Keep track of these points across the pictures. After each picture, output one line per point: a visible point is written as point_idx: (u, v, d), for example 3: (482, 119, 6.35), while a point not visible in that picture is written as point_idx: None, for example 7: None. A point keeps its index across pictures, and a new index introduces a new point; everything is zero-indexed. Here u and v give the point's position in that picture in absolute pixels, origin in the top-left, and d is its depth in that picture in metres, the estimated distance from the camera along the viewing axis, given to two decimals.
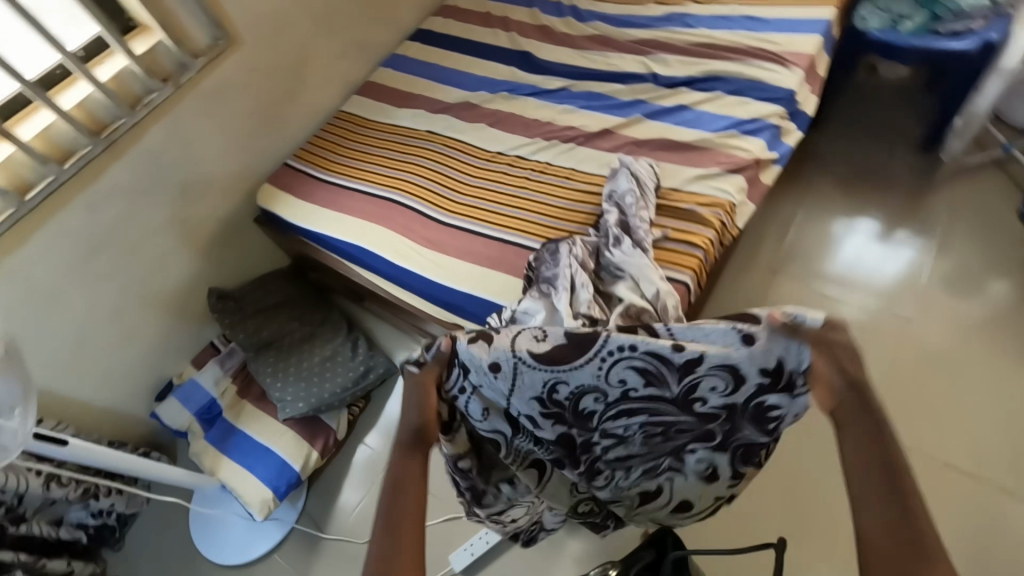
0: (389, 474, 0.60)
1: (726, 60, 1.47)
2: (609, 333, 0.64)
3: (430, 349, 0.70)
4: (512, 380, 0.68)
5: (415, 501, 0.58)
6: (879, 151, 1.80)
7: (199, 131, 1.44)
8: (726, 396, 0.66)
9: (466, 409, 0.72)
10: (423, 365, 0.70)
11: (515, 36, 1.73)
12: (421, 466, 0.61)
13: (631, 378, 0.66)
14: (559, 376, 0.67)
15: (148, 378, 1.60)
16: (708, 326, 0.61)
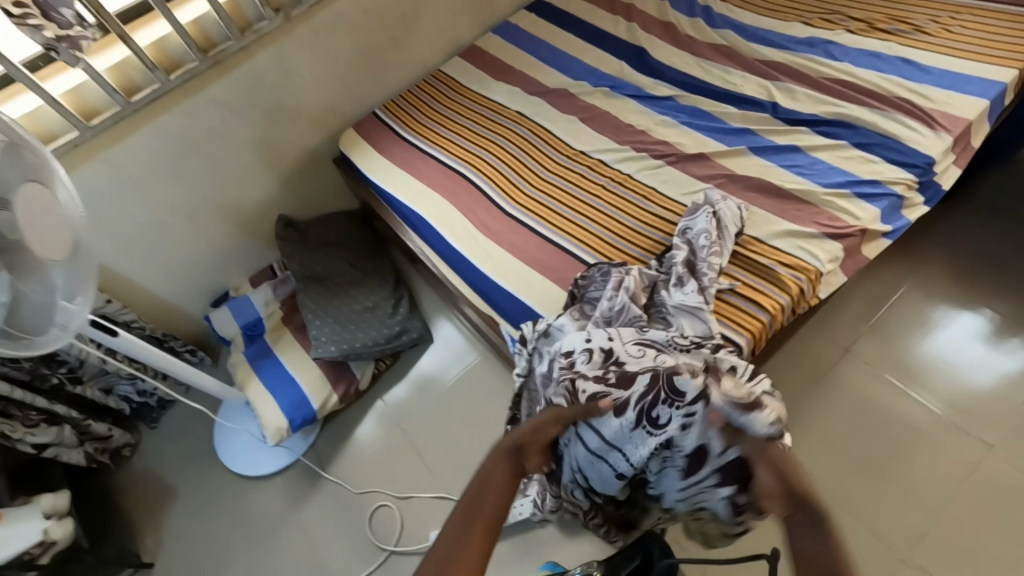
0: (479, 472, 0.74)
1: (863, 105, 1.29)
2: (671, 253, 1.11)
3: (593, 267, 1.14)
4: (616, 281, 1.07)
5: (483, 526, 0.68)
6: (1016, 246, 1.55)
7: (302, 64, 1.46)
8: (691, 305, 1.02)
9: (591, 294, 1.10)
10: (585, 275, 1.13)
11: (635, 28, 1.60)
12: (507, 475, 0.73)
13: (675, 299, 1.04)
14: (655, 281, 1.08)
15: (208, 284, 1.71)
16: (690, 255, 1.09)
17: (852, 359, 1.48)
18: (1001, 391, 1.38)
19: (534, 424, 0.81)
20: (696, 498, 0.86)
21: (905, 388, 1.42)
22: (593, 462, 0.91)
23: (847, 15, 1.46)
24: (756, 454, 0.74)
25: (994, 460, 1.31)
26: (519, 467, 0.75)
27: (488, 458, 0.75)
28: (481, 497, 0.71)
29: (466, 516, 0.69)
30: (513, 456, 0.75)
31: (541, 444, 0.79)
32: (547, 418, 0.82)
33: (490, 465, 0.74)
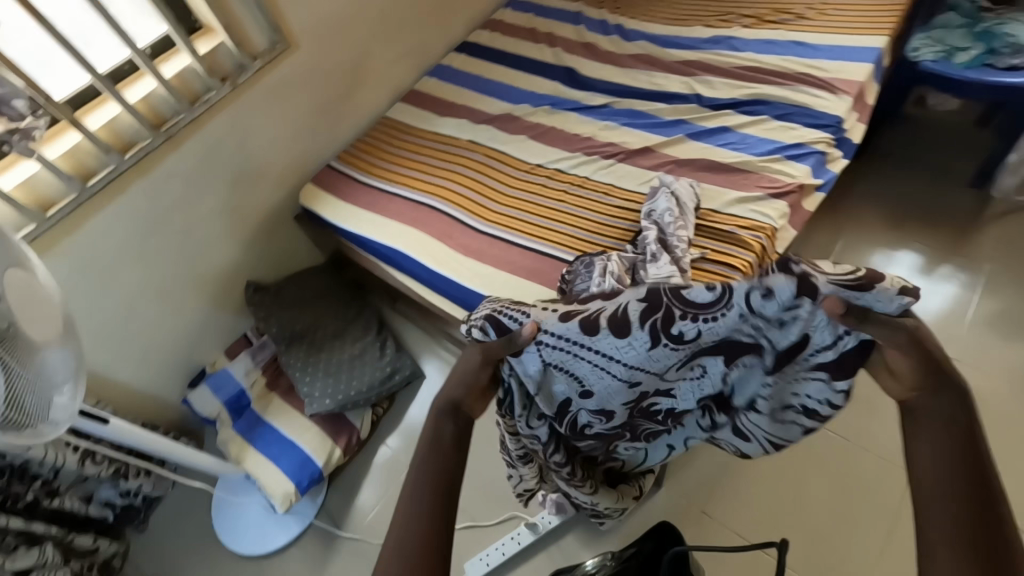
0: (422, 437, 0.64)
1: (772, 84, 1.46)
2: (645, 232, 1.19)
3: (578, 260, 1.20)
4: (598, 267, 1.13)
5: (430, 500, 0.59)
6: (923, 184, 1.77)
7: (253, 127, 1.50)
8: (669, 278, 1.08)
9: (579, 286, 1.14)
10: (571, 270, 1.20)
11: (560, 52, 1.75)
12: (452, 435, 0.64)
13: (655, 273, 1.09)
14: (636, 261, 1.15)
15: (183, 364, 1.66)
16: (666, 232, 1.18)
17: None
18: (945, 310, 1.54)
19: (459, 378, 0.69)
20: (783, 392, 0.69)
21: None
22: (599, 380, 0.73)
23: (739, 14, 1.67)
24: (889, 340, 0.55)
25: (957, 371, 1.45)
26: (459, 424, 0.65)
27: (422, 431, 0.64)
28: (425, 466, 0.61)
29: (414, 492, 0.60)
30: (450, 415, 0.65)
31: (477, 395, 0.69)
32: (471, 355, 0.71)
33: (428, 432, 0.64)
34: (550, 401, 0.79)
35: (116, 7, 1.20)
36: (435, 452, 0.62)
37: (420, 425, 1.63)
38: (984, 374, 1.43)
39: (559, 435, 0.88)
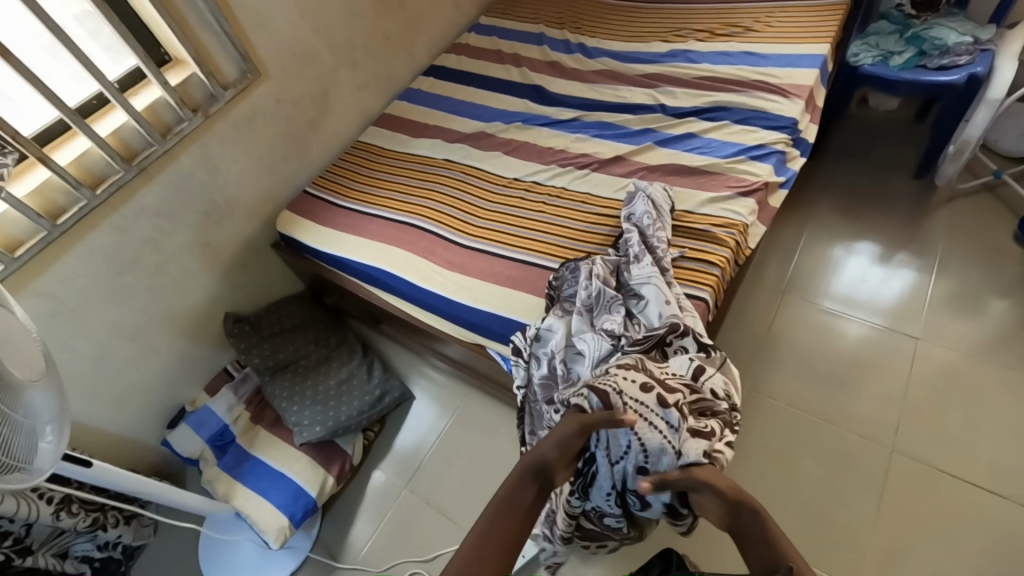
0: (501, 491, 0.70)
1: (729, 92, 1.55)
2: (627, 233, 1.22)
3: (565, 265, 1.22)
4: (585, 271, 1.15)
5: (498, 549, 0.63)
6: (874, 178, 1.88)
7: (226, 158, 1.50)
8: (648, 275, 1.11)
9: (569, 293, 1.17)
10: (558, 275, 1.21)
11: (526, 70, 1.82)
12: (531, 494, 0.70)
13: (637, 276, 1.12)
14: (620, 263, 1.18)
15: (162, 403, 1.60)
16: (649, 233, 1.22)
17: (788, 301, 1.69)
18: (906, 294, 1.63)
19: (555, 439, 0.76)
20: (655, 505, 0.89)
21: (836, 312, 1.64)
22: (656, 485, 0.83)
23: (691, 29, 1.77)
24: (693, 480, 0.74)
25: (923, 349, 1.53)
26: (539, 486, 0.72)
27: (505, 483, 0.72)
28: (503, 515, 0.67)
29: (481, 537, 0.65)
30: (531, 477, 0.73)
31: (563, 459, 0.75)
32: (568, 426, 0.76)
33: (508, 487, 0.70)
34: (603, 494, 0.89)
35: (82, 43, 1.19)
36: (513, 505, 0.68)
37: (411, 450, 1.61)
38: (948, 351, 1.52)
39: (596, 517, 0.97)
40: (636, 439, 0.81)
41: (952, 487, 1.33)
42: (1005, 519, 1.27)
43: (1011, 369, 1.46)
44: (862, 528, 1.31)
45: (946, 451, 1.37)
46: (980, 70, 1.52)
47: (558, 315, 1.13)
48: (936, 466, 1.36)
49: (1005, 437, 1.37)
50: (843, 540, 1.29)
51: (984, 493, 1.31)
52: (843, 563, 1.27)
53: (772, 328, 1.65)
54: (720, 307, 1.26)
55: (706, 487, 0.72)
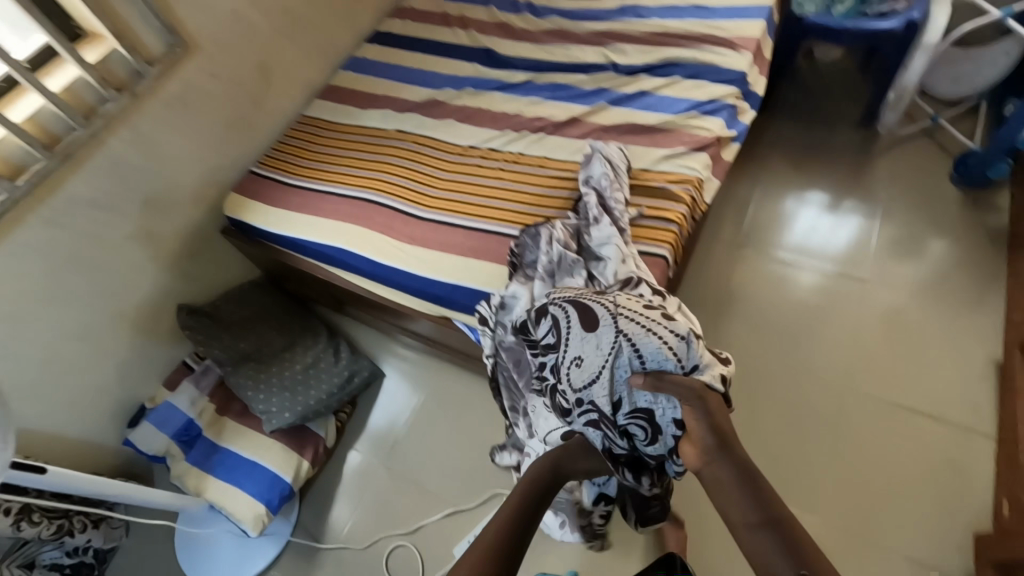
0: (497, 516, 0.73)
1: (680, 47, 1.54)
2: (586, 198, 1.21)
3: (527, 229, 1.21)
4: (545, 235, 1.15)
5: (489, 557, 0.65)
6: (823, 129, 1.93)
7: (162, 140, 1.40)
8: (610, 240, 1.11)
9: (530, 258, 1.17)
10: (519, 243, 1.20)
11: (474, 33, 1.75)
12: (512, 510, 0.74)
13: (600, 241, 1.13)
14: (581, 227, 1.18)
15: (120, 402, 1.54)
16: (609, 194, 1.22)
17: (745, 253, 1.74)
18: (854, 239, 1.70)
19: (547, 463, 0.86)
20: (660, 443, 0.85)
21: (791, 261, 1.70)
22: (647, 401, 0.85)
23: None
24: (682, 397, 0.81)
25: (869, 290, 1.61)
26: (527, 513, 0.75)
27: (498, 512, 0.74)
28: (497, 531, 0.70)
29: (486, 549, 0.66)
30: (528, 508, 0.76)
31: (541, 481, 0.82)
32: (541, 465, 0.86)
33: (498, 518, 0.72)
34: (591, 419, 0.87)
35: None
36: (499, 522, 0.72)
37: (387, 427, 1.61)
38: (892, 290, 1.60)
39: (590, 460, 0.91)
40: (631, 348, 0.85)
41: (899, 416, 1.42)
42: (943, 441, 1.38)
43: (948, 304, 1.56)
44: (819, 461, 1.40)
45: (893, 384, 1.47)
46: (916, 16, 1.56)
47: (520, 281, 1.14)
48: (884, 398, 1.46)
49: (943, 366, 1.47)
50: (800, 474, 1.38)
51: (926, 419, 1.41)
52: (803, 494, 1.36)
53: (731, 280, 1.70)
54: (679, 263, 1.29)
55: (702, 400, 0.80)
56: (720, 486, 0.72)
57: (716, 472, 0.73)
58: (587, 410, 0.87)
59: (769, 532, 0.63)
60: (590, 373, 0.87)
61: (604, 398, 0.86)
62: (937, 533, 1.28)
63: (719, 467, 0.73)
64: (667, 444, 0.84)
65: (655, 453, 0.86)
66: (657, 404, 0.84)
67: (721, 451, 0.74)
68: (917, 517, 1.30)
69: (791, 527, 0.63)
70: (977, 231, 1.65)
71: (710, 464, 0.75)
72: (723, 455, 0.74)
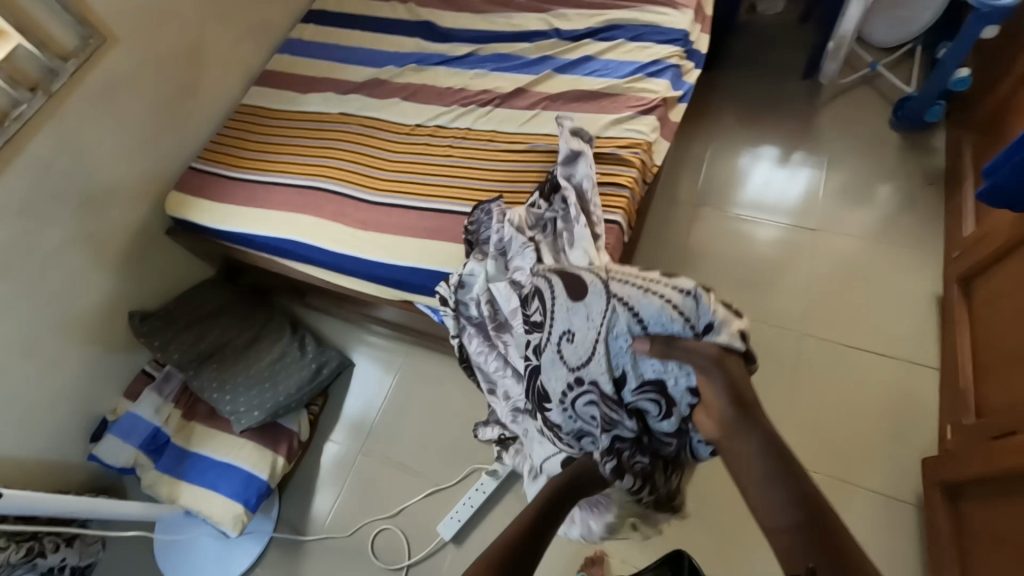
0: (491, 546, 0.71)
1: (622, 8, 1.52)
2: (559, 183, 1.10)
3: (481, 207, 1.17)
4: (499, 216, 1.13)
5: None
6: (769, 83, 1.95)
7: (89, 140, 1.33)
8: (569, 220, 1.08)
9: (487, 235, 1.15)
10: (472, 217, 1.18)
11: (413, 6, 1.69)
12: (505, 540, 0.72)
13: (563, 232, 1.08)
14: (552, 213, 1.11)
15: (79, 417, 1.50)
16: (582, 177, 1.10)
17: (701, 213, 1.76)
18: (803, 191, 1.75)
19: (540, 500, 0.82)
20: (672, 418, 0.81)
21: (745, 217, 1.73)
22: (653, 370, 0.81)
23: None
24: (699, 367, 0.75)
25: (820, 239, 1.66)
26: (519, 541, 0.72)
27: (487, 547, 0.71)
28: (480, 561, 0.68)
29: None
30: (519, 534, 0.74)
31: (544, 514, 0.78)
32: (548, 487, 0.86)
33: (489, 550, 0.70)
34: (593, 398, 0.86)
35: None
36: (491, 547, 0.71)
37: (361, 415, 1.61)
38: (840, 237, 1.66)
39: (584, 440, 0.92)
40: (627, 316, 0.81)
41: (852, 357, 1.49)
42: (893, 376, 1.46)
43: (892, 246, 1.62)
44: (780, 406, 1.46)
45: (844, 327, 1.53)
46: None
47: (480, 265, 1.12)
48: (837, 341, 1.52)
49: (890, 306, 1.54)
50: None
51: (877, 358, 1.49)
52: None
53: (689, 240, 1.72)
54: (633, 227, 1.30)
55: (720, 371, 0.73)
56: (745, 464, 0.68)
57: (739, 446, 0.69)
58: (589, 387, 0.86)
59: (799, 520, 0.62)
60: (584, 351, 0.86)
61: (599, 368, 0.84)
62: (890, 462, 1.36)
63: (744, 442, 0.69)
64: (682, 417, 0.81)
65: (671, 429, 0.82)
66: (663, 372, 0.80)
67: (744, 428, 0.70)
68: (872, 449, 1.38)
69: (819, 514, 0.62)
70: (918, 173, 1.71)
71: (733, 437, 0.70)
72: (746, 432, 0.69)
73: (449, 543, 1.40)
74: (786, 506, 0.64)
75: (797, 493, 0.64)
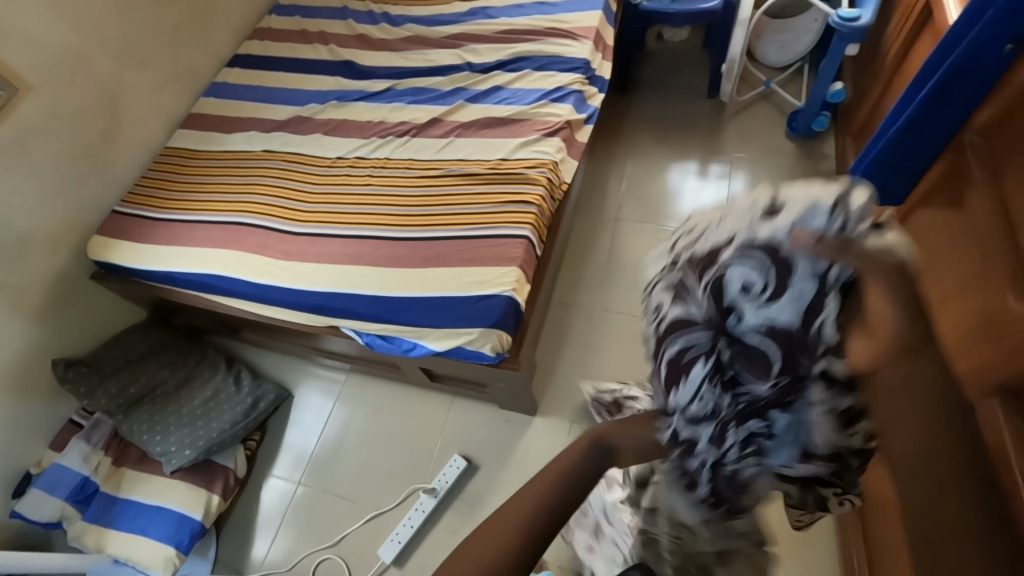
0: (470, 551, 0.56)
1: (528, 42, 1.63)
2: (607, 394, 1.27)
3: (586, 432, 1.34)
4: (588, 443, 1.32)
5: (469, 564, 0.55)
6: (678, 104, 2.10)
7: (1, 188, 1.34)
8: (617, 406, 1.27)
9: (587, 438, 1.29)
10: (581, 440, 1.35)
11: (334, 47, 1.78)
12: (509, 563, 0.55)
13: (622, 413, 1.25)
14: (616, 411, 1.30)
15: (1, 472, 1.45)
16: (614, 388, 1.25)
17: (622, 225, 1.87)
18: (715, 199, 1.87)
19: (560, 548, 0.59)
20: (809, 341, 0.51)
21: (662, 227, 1.84)
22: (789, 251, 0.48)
23: None
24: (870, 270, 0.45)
25: None
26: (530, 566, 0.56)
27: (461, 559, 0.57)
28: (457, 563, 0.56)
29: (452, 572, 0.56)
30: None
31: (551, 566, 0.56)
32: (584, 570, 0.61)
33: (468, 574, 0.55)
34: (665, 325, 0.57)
35: None
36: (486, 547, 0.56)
37: (301, 446, 1.60)
38: None
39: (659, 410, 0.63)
40: (760, 196, 0.51)
41: None
42: None
43: None
44: None
45: None
46: None
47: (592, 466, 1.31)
48: None
49: None
50: None
51: None
52: None
53: (612, 251, 1.82)
54: (546, 241, 1.38)
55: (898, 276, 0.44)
56: (904, 399, 0.41)
57: (889, 380, 0.43)
58: (669, 272, 0.59)
59: (980, 507, 0.37)
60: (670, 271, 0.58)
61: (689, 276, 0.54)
62: None
63: (911, 374, 0.41)
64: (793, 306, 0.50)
65: (792, 350, 0.52)
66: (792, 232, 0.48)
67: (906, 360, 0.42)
68: None
69: (1000, 508, 0.38)
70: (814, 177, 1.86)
71: (894, 365, 0.43)
72: (919, 358, 0.42)
73: (390, 566, 1.40)
74: (950, 476, 0.38)
75: (981, 449, 0.39)
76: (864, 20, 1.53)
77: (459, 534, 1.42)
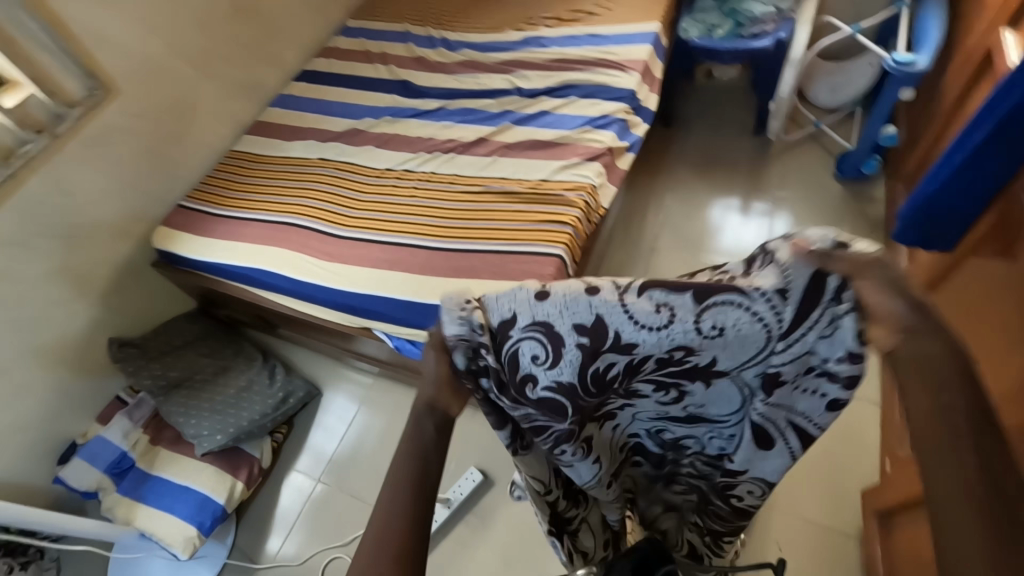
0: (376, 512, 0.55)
1: (576, 71, 1.68)
2: None
3: None
4: None
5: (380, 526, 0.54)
6: (724, 140, 2.10)
7: (84, 178, 1.47)
8: None
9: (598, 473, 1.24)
10: None
11: (393, 67, 1.88)
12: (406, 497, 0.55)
13: None
14: None
15: (50, 438, 1.55)
16: None
17: (656, 255, 1.87)
18: (755, 236, 1.84)
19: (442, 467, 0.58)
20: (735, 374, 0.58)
21: (697, 260, 1.83)
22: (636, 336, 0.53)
23: (542, 16, 1.88)
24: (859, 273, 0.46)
25: None
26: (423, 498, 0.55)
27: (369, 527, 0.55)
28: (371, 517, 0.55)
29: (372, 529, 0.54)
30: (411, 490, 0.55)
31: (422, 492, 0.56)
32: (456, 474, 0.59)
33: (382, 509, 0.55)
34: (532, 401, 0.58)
35: None
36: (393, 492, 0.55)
37: (324, 444, 1.64)
38: None
39: (572, 449, 0.65)
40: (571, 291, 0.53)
41: None
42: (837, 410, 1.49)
43: None
44: None
45: None
46: (783, 35, 1.79)
47: None
48: None
49: None
50: None
51: None
52: None
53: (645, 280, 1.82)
54: (578, 262, 1.39)
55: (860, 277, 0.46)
56: (927, 364, 0.43)
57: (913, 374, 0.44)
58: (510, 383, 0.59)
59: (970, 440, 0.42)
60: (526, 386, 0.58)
61: (507, 368, 0.56)
62: (838, 499, 1.36)
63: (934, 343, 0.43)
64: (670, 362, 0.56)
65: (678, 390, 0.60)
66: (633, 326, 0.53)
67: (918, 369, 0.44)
68: (817, 487, 1.39)
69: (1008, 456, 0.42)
70: (861, 221, 1.81)
71: (911, 342, 0.44)
72: (936, 328, 0.44)
73: None
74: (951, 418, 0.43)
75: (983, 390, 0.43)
76: (921, 65, 1.50)
77: (469, 548, 1.41)
